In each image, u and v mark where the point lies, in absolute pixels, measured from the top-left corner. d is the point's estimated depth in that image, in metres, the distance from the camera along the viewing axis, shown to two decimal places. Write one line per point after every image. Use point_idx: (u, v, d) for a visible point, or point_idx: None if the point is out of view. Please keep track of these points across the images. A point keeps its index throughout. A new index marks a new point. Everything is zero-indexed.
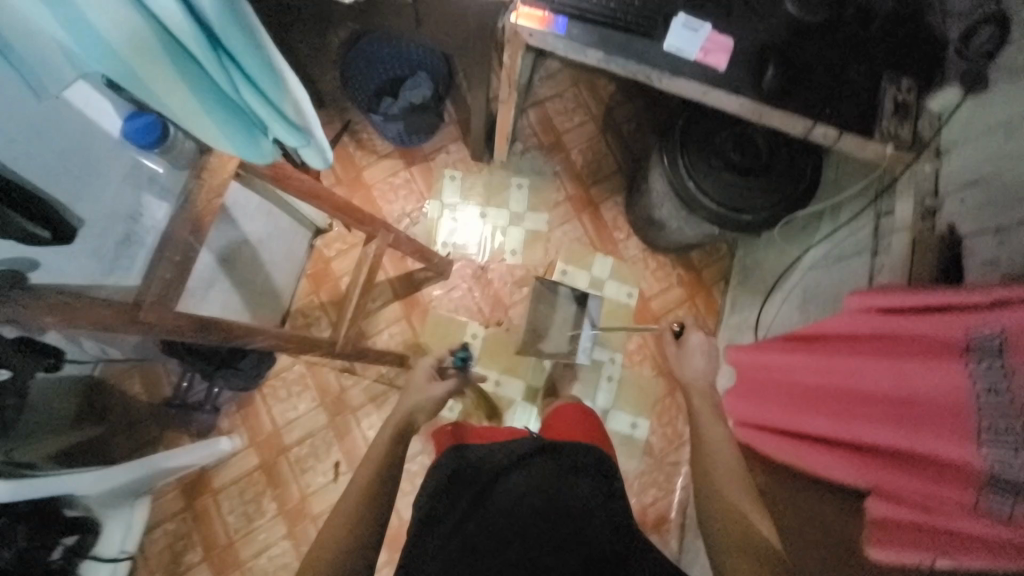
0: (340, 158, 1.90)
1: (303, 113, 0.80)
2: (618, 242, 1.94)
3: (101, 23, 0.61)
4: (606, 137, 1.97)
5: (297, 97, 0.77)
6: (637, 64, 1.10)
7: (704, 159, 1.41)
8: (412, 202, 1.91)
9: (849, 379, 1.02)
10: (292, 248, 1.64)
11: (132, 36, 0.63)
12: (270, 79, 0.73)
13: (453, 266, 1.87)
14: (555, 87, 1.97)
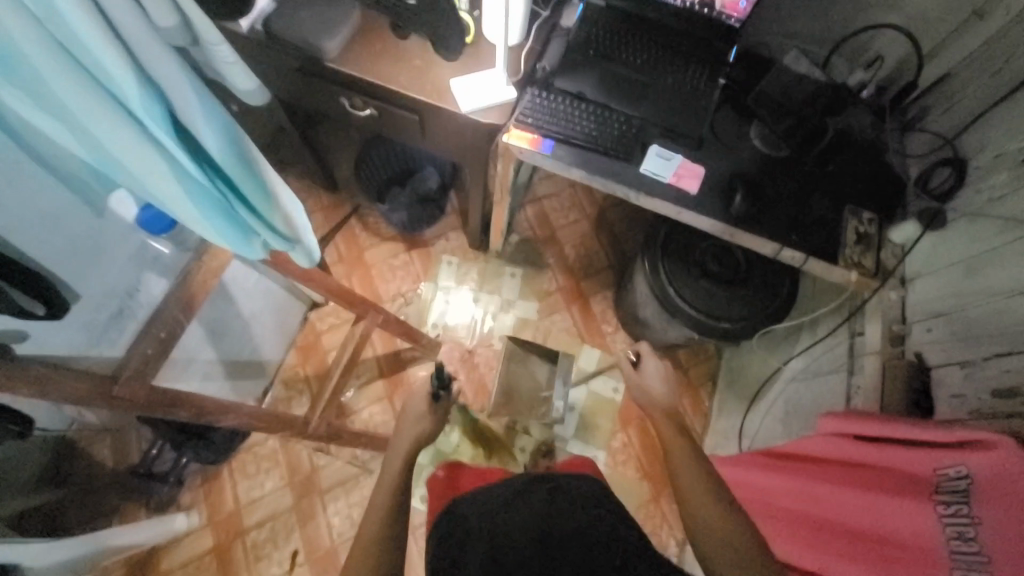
0: (346, 238, 2.02)
1: (294, 224, 0.89)
2: (606, 335, 1.96)
3: (107, 142, 0.63)
4: (598, 234, 2.08)
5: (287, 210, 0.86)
6: (617, 183, 1.20)
7: (684, 267, 1.48)
8: (408, 282, 1.99)
9: (824, 508, 0.99)
10: (286, 320, 1.69)
11: (134, 153, 0.65)
12: (260, 193, 0.80)
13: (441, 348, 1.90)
14: (553, 187, 2.12)
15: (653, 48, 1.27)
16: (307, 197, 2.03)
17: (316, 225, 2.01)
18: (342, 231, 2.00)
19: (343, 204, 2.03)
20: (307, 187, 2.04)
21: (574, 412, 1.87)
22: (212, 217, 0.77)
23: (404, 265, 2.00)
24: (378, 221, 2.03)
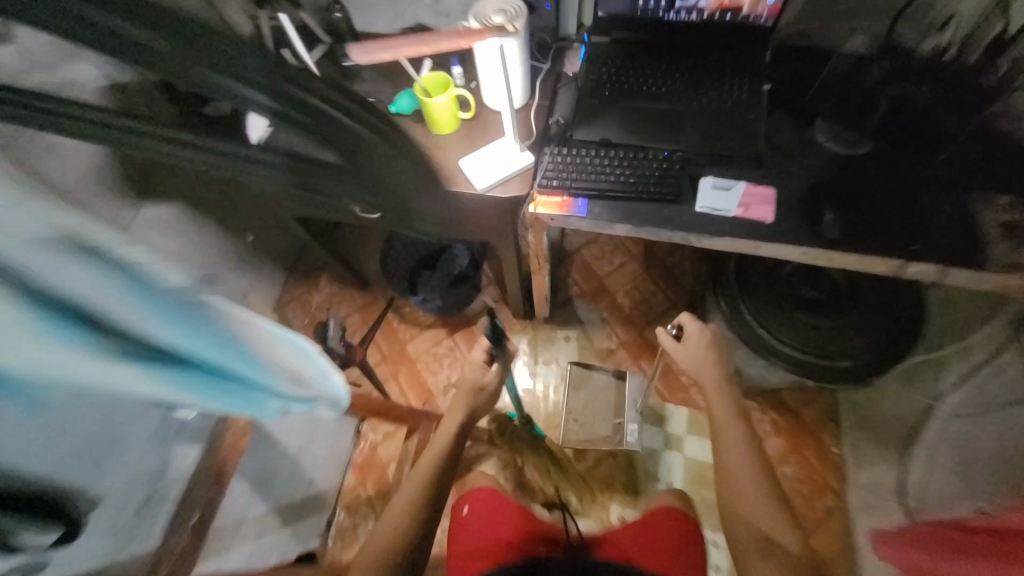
0: (386, 335, 1.90)
1: (310, 381, 0.67)
2: (689, 388, 1.68)
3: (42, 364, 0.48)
4: (651, 275, 1.87)
5: (296, 368, 0.65)
6: (673, 229, 1.01)
7: (775, 303, 1.22)
8: (458, 369, 1.83)
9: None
10: (337, 441, 1.54)
11: (92, 364, 0.50)
12: (263, 364, 0.61)
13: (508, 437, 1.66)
14: (590, 235, 1.96)
15: (675, 72, 1.11)
16: (342, 301, 1.96)
17: (355, 328, 1.92)
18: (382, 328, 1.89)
19: (378, 301, 1.95)
20: (340, 291, 1.98)
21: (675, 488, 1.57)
22: (189, 380, 0.57)
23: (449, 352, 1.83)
24: (416, 311, 1.92)
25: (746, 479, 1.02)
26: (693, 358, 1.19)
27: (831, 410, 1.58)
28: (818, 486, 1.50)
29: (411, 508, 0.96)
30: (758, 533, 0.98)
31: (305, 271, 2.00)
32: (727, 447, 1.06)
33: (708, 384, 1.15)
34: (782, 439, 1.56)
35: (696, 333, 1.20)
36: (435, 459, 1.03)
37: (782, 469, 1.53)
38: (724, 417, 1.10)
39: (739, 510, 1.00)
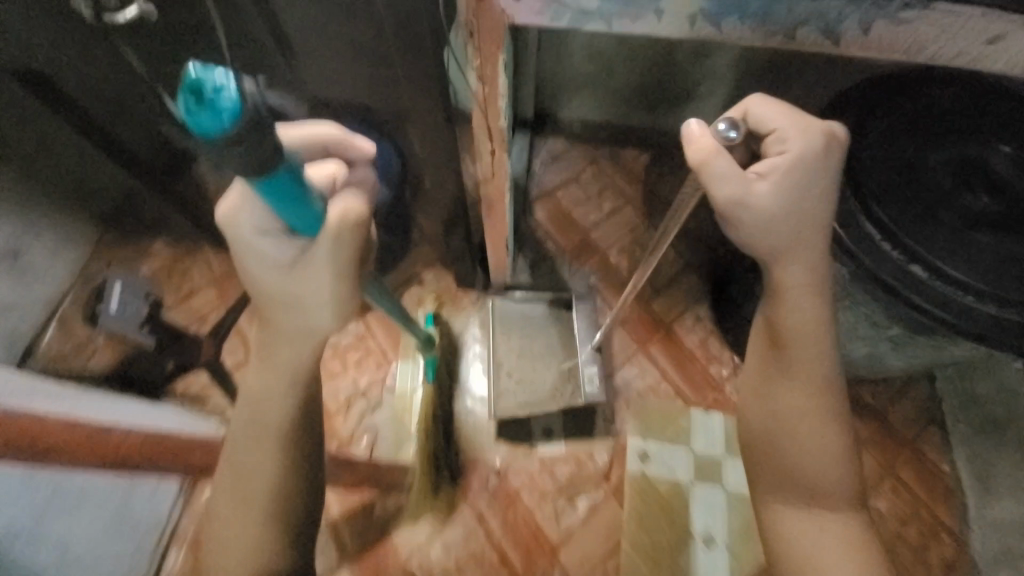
0: (255, 319, 1.20)
1: None
2: (725, 385, 1.11)
3: None
4: (654, 226, 1.30)
5: None
6: (803, 2, 0.42)
7: (910, 209, 0.66)
8: (368, 370, 1.12)
9: None
10: (131, 503, 0.85)
11: None
12: None
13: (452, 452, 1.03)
14: (567, 171, 1.36)
15: None
16: (187, 268, 1.24)
17: (208, 310, 1.21)
18: (246, 307, 1.19)
19: None
20: (186, 253, 1.26)
21: (717, 545, 0.99)
22: None
23: (353, 341, 1.14)
24: None
25: (820, 428, 0.61)
26: (782, 215, 0.56)
27: (931, 410, 1.06)
28: (925, 525, 0.99)
29: (265, 511, 0.57)
30: (827, 506, 0.62)
31: (130, 223, 1.27)
32: (794, 378, 0.61)
33: (788, 285, 0.59)
34: (868, 457, 1.03)
35: (800, 161, 0.55)
36: (273, 429, 0.57)
37: (873, 504, 1.00)
38: (806, 334, 0.60)
39: (799, 472, 0.62)
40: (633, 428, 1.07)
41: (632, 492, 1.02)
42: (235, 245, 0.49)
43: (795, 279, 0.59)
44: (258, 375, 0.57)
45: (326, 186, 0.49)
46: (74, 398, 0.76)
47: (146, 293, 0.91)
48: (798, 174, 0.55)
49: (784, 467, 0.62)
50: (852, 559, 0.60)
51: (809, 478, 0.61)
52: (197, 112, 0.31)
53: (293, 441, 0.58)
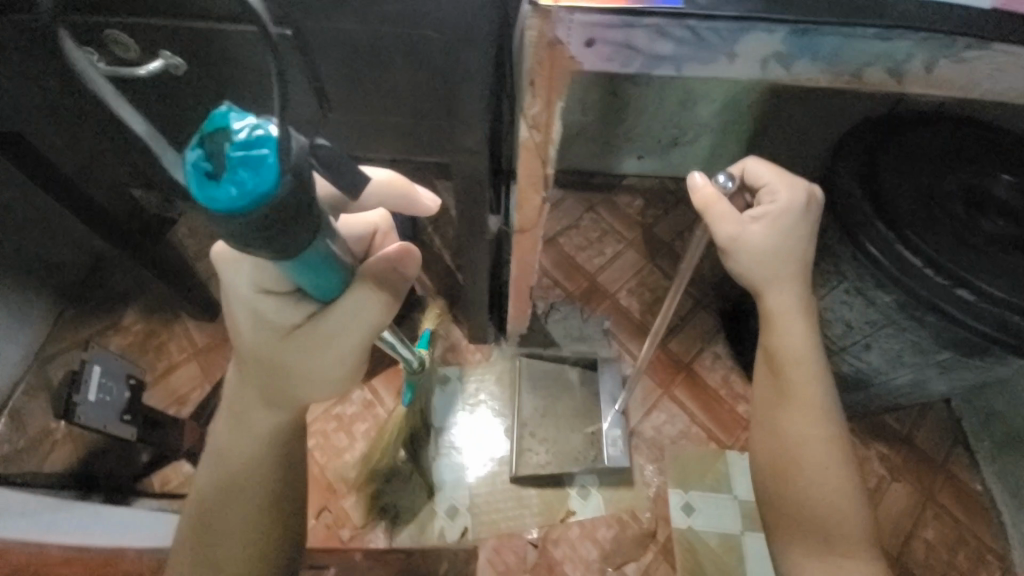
0: None
1: None
2: None
3: None
4: (659, 266, 1.30)
5: None
6: (879, 40, 0.44)
7: (943, 234, 0.69)
8: (379, 442, 1.01)
9: None
10: None
11: None
12: None
13: (453, 530, 0.95)
14: (566, 217, 1.36)
15: None
16: (163, 342, 1.11)
17: (188, 388, 1.07)
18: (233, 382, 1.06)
19: (232, 336, 1.13)
20: (162, 325, 1.13)
21: None
22: None
23: (359, 411, 1.04)
24: None
25: (821, 456, 0.58)
26: (771, 253, 0.58)
27: (953, 431, 1.07)
28: (972, 551, 0.97)
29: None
30: (839, 545, 0.56)
31: (97, 297, 1.14)
32: (789, 402, 0.60)
33: (780, 312, 0.60)
34: (905, 485, 1.01)
35: (790, 209, 0.57)
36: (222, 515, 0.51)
37: (920, 535, 0.97)
38: (795, 355, 0.60)
39: (802, 501, 0.58)
40: (671, 479, 1.00)
41: (681, 550, 0.94)
42: (228, 291, 0.47)
43: (786, 307, 0.60)
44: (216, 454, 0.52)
45: (363, 242, 0.52)
46: (55, 522, 0.68)
47: (129, 375, 0.79)
48: (788, 222, 0.57)
49: (787, 495, 0.58)
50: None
51: (814, 509, 0.57)
52: (208, 188, 0.32)
53: (254, 528, 0.52)
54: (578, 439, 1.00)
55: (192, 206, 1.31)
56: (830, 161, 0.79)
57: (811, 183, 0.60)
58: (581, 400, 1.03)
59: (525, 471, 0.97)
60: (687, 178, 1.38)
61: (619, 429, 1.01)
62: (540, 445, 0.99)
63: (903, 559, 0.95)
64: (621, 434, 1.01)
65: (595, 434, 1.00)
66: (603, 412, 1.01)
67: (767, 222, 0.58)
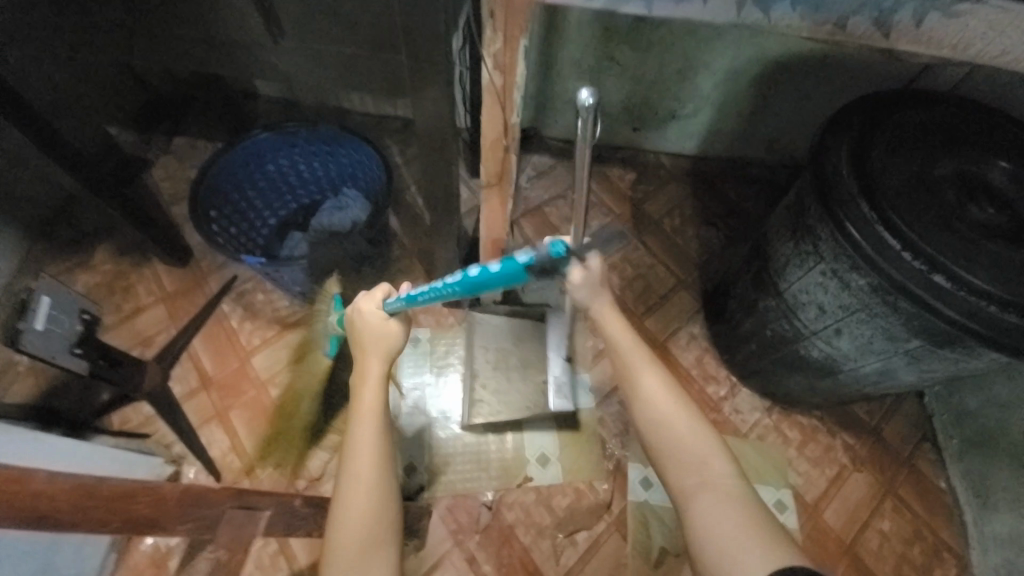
0: (211, 340, 1.05)
1: None
2: (724, 406, 1.06)
3: None
4: (646, 240, 1.24)
5: None
6: None
7: (927, 216, 0.65)
8: (342, 397, 1.00)
9: None
10: (53, 566, 0.69)
11: None
12: None
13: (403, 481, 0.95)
14: (554, 186, 1.30)
15: None
16: (132, 285, 1.10)
17: (154, 331, 1.06)
18: (199, 327, 1.04)
19: (202, 283, 1.11)
20: (132, 267, 1.11)
21: None
22: None
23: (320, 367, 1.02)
24: (269, 296, 1.09)
25: (658, 394, 0.61)
26: (599, 287, 0.64)
27: (921, 428, 1.06)
28: (929, 545, 0.96)
29: (364, 543, 0.54)
30: (695, 462, 0.56)
31: (68, 233, 1.12)
32: (628, 363, 0.63)
33: (607, 321, 0.65)
34: (867, 476, 1.01)
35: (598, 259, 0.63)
36: (369, 471, 0.57)
37: (876, 525, 0.97)
38: (619, 337, 0.64)
39: (672, 435, 0.58)
40: (634, 453, 1.00)
41: (634, 521, 0.94)
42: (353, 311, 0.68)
43: (602, 301, 0.65)
44: (357, 421, 0.60)
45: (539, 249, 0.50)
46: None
47: (82, 310, 0.78)
48: (597, 278, 0.62)
49: (658, 437, 0.59)
50: (758, 529, 0.50)
51: (680, 441, 0.58)
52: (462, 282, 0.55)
53: (386, 476, 0.58)
54: (528, 388, 0.98)
55: (170, 149, 1.25)
56: (820, 137, 0.75)
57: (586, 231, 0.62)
58: (535, 348, 1.01)
59: (476, 419, 0.96)
60: (681, 155, 1.33)
61: (566, 375, 0.99)
62: (490, 395, 0.97)
63: (856, 547, 0.95)
64: (568, 379, 0.99)
65: (543, 382, 0.99)
66: (547, 363, 1.00)
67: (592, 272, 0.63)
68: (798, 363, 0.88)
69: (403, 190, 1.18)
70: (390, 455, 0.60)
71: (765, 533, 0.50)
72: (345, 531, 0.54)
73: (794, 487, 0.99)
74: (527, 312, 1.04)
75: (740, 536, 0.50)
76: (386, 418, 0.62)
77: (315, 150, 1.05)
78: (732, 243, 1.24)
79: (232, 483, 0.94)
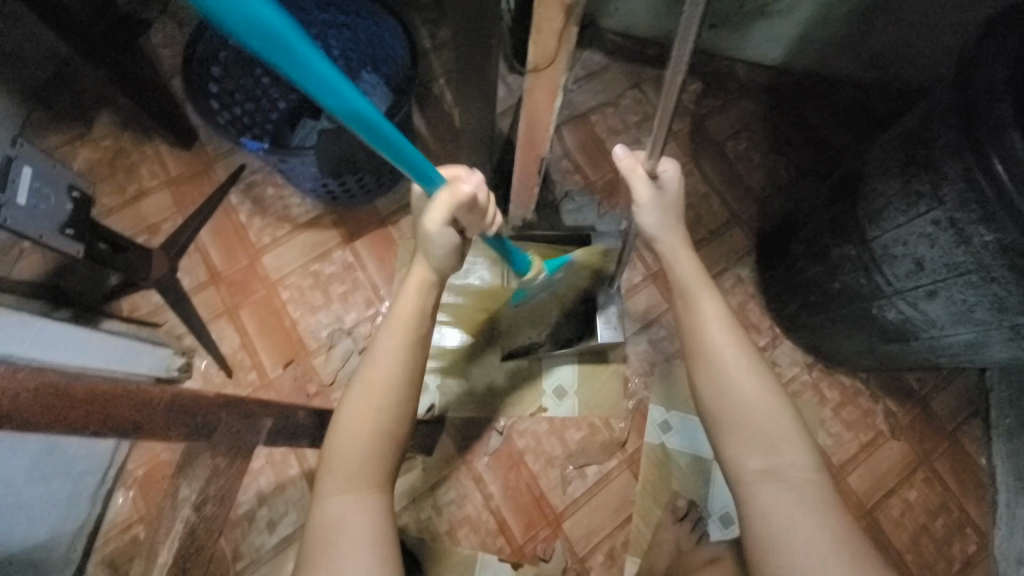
0: (219, 233, 0.98)
1: None
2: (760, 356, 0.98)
3: None
4: (703, 166, 1.07)
5: None
6: None
7: None
8: (356, 307, 0.95)
9: None
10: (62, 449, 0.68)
11: None
12: None
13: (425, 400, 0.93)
14: (605, 91, 1.10)
15: None
16: (134, 164, 1.01)
17: (160, 217, 0.99)
18: (206, 219, 0.97)
19: (208, 170, 1.01)
20: (133, 145, 1.02)
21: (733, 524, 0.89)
22: None
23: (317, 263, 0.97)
24: (280, 191, 1.00)
25: (739, 364, 0.56)
26: (674, 225, 0.59)
27: (973, 402, 0.97)
28: (952, 519, 0.92)
29: (366, 456, 0.53)
30: (768, 443, 0.53)
31: (64, 100, 1.02)
32: (693, 315, 0.58)
33: (679, 263, 0.59)
34: (903, 445, 0.94)
35: (675, 194, 0.58)
36: (384, 387, 0.54)
37: (901, 494, 0.92)
38: (685, 280, 0.59)
39: (745, 410, 0.54)
40: (657, 395, 0.94)
41: (648, 462, 0.91)
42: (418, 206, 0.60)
43: (667, 240, 0.60)
44: (391, 331, 0.56)
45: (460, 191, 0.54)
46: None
47: (70, 187, 0.70)
48: (666, 205, 0.58)
49: (719, 403, 0.55)
50: (818, 516, 0.50)
51: (752, 420, 0.54)
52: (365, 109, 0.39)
53: (403, 398, 0.55)
54: (571, 320, 0.91)
55: (169, 9, 1.08)
56: (979, 40, 0.57)
57: (667, 158, 0.58)
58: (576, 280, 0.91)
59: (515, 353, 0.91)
60: (762, 65, 1.11)
61: (616, 307, 0.88)
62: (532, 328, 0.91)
63: (875, 512, 0.91)
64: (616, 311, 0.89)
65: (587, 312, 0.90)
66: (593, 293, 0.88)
67: (670, 203, 0.59)
68: (863, 323, 0.78)
69: (430, 81, 1.02)
70: (411, 378, 0.56)
71: (824, 530, 0.49)
72: (346, 435, 0.54)
73: (822, 447, 0.94)
74: (564, 242, 0.93)
75: (808, 538, 0.49)
76: (421, 336, 0.57)
77: (328, 20, 0.89)
78: (804, 177, 1.06)
79: (242, 381, 0.92)
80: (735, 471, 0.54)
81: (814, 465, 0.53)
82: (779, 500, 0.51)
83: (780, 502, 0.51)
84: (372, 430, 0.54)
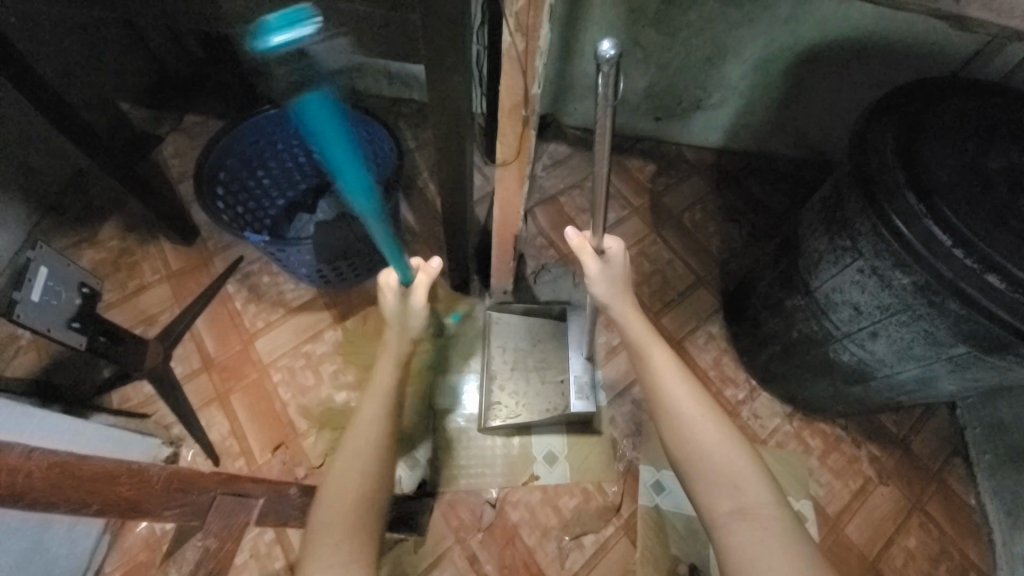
0: (215, 322, 1.02)
1: None
2: (741, 410, 1.01)
3: None
4: (664, 235, 1.18)
5: None
6: None
7: (977, 214, 0.59)
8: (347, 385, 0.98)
9: None
10: (43, 547, 0.66)
11: None
12: None
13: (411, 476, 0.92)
14: (571, 176, 1.24)
15: None
16: (137, 262, 1.08)
17: (157, 309, 1.04)
18: (202, 308, 1.02)
19: (207, 263, 1.08)
20: (138, 244, 1.09)
21: None
22: None
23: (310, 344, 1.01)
24: (275, 279, 1.07)
25: (696, 406, 0.60)
26: (625, 288, 0.66)
27: (950, 440, 1.00)
28: (956, 566, 0.90)
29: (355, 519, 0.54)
30: (729, 483, 0.56)
31: (76, 207, 1.10)
32: (649, 368, 0.63)
33: (631, 322, 0.66)
34: (893, 490, 0.95)
35: (620, 263, 0.64)
36: (366, 445, 0.59)
37: (901, 542, 0.91)
38: (640, 336, 0.65)
39: (704, 455, 0.58)
40: (645, 455, 0.95)
41: (643, 526, 0.90)
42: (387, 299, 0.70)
43: (620, 304, 0.66)
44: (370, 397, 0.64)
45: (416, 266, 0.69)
46: None
47: (80, 284, 0.76)
48: (615, 274, 0.64)
49: (684, 449, 0.59)
50: (790, 552, 0.52)
51: (710, 461, 0.57)
52: None
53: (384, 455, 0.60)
54: (547, 390, 0.93)
55: (181, 126, 1.21)
56: (864, 124, 0.69)
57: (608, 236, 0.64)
58: (555, 351, 0.95)
59: (494, 423, 0.92)
60: (705, 149, 1.28)
61: (588, 376, 0.92)
62: (508, 398, 0.93)
63: (879, 564, 0.90)
64: (590, 380, 0.93)
65: (563, 383, 0.93)
66: (569, 362, 0.93)
67: (619, 270, 0.65)
68: (824, 366, 0.83)
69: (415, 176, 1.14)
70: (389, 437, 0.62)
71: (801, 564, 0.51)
72: (331, 502, 0.55)
73: (816, 498, 0.94)
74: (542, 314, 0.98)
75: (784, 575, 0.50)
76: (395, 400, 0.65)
77: None
78: (755, 240, 1.18)
79: (230, 468, 0.91)
80: (710, 515, 0.56)
81: (777, 501, 0.55)
82: (751, 540, 0.53)
83: (751, 540, 0.53)
84: (360, 486, 0.56)
